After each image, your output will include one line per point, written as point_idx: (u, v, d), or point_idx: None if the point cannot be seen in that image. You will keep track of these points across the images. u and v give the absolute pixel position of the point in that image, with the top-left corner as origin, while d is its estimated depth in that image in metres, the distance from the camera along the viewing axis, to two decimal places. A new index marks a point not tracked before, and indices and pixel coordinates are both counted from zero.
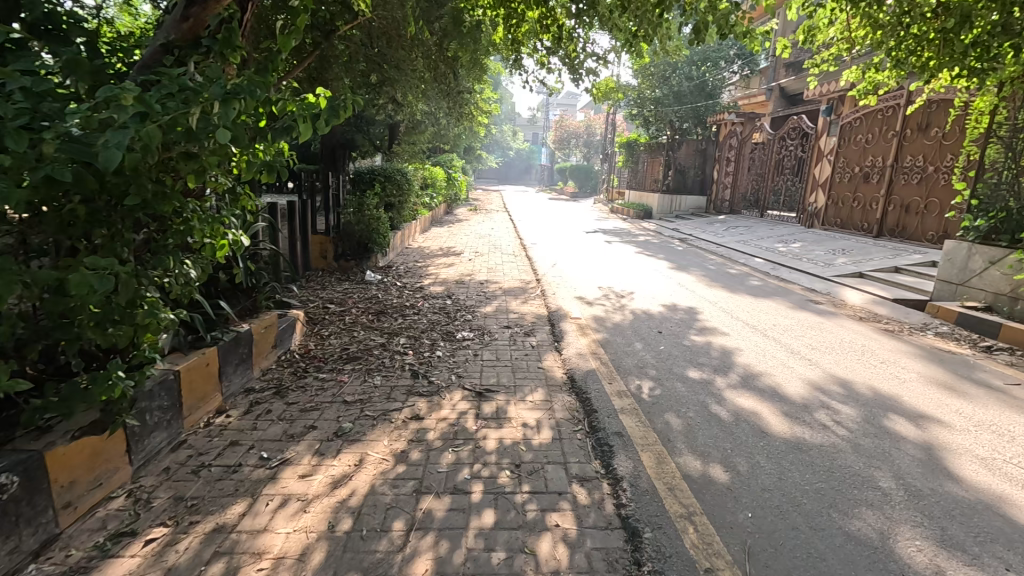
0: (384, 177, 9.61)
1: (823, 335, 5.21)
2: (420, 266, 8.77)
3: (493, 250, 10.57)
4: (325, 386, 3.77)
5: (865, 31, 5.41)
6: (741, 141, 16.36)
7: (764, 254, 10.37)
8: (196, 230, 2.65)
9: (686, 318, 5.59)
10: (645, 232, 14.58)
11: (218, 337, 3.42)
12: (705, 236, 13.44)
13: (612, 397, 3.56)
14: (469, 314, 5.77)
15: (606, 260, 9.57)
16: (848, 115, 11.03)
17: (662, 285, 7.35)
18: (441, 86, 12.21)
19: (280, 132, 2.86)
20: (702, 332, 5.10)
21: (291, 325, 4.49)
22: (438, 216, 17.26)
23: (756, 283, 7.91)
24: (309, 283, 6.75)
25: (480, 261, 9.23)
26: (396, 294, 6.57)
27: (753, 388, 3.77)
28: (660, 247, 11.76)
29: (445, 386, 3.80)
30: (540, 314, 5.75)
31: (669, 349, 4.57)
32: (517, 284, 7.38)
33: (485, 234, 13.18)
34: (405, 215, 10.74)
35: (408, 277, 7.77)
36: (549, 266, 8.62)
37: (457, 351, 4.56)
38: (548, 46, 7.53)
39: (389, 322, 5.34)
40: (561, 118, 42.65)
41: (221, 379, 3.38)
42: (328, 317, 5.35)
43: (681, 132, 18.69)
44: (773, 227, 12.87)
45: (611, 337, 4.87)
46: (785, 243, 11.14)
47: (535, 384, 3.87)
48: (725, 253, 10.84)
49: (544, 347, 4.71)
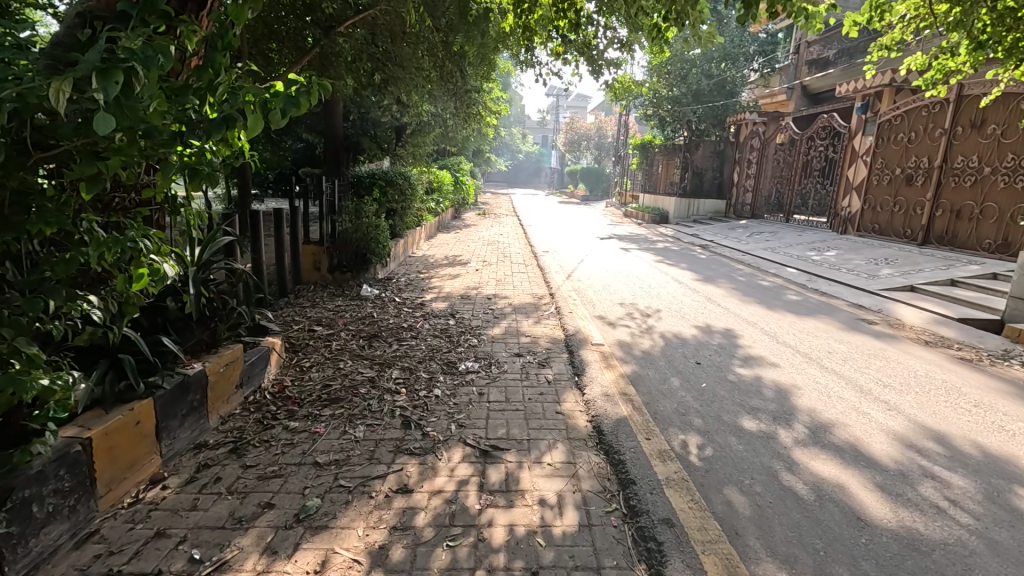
0: (386, 180, 8.95)
1: (892, 365, 4.41)
2: (423, 278, 8.06)
3: (502, 258, 9.86)
4: (295, 441, 3.06)
5: (948, 4, 4.62)
6: (764, 142, 15.51)
7: (797, 264, 9.54)
8: (96, 259, 1.88)
9: (725, 345, 4.82)
10: (663, 238, 13.77)
11: (156, 385, 2.72)
12: (728, 242, 12.60)
13: (651, 459, 2.82)
14: (474, 337, 5.05)
15: (624, 270, 8.79)
16: (887, 113, 10.21)
17: (690, 301, 6.58)
18: (448, 85, 11.57)
19: (217, 125, 2.15)
20: (748, 363, 4.33)
21: (263, 356, 3.81)
22: (445, 221, 16.59)
23: (795, 298, 7.10)
24: (297, 301, 6.08)
25: (488, 272, 8.51)
26: (393, 312, 5.86)
27: (829, 446, 3.00)
28: (682, 255, 10.94)
29: (442, 442, 3.07)
30: (555, 339, 5.01)
31: (713, 388, 3.80)
32: (528, 300, 6.65)
33: (494, 241, 12.47)
34: (408, 221, 10.05)
35: (409, 291, 7.07)
36: (563, 278, 7.88)
37: (459, 389, 3.82)
38: (564, 36, 6.83)
39: (382, 348, 4.63)
40: (572, 120, 41.90)
41: (160, 438, 2.69)
42: (312, 344, 4.65)
43: (699, 133, 17.87)
44: (802, 233, 12.00)
45: (641, 371, 4.12)
46: (817, 250, 10.29)
47: (553, 438, 3.13)
48: (753, 262, 10.02)
49: (562, 383, 3.98)
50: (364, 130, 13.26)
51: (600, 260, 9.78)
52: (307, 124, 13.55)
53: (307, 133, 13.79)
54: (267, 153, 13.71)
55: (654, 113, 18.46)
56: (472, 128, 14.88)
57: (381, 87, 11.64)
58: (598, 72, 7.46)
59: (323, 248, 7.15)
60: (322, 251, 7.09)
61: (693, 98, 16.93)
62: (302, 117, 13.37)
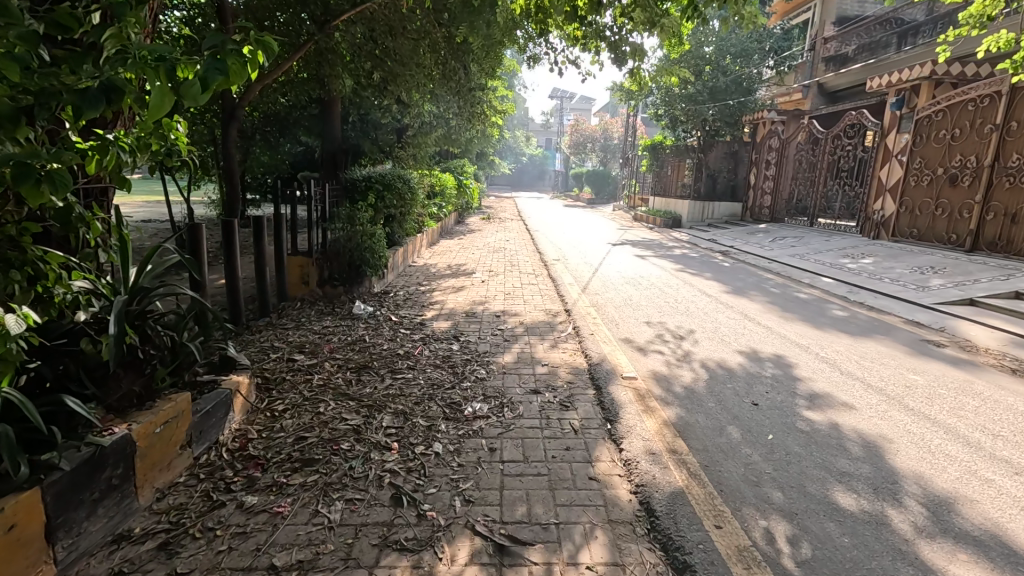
0: (385, 184, 8.22)
1: (991, 404, 3.64)
2: (424, 291, 7.31)
3: (510, 268, 9.12)
4: (249, 529, 2.31)
5: None
6: (783, 142, 14.74)
7: (831, 272, 8.76)
8: None
9: (781, 378, 4.04)
10: (679, 244, 13.00)
11: (53, 465, 1.98)
12: (750, 248, 11.83)
13: (731, 564, 2.06)
14: (482, 368, 4.29)
15: (644, 280, 8.02)
16: (927, 108, 9.45)
17: (726, 318, 5.80)
18: (450, 83, 10.86)
19: (91, 99, 1.44)
20: (816, 404, 3.56)
21: (220, 404, 3.06)
22: (448, 227, 15.88)
23: (841, 313, 6.33)
24: (280, 322, 5.34)
25: (495, 284, 7.77)
26: (388, 334, 5.12)
27: (964, 538, 2.23)
28: (703, 263, 10.18)
29: (443, 530, 2.32)
30: (577, 370, 4.25)
31: (785, 441, 3.03)
32: (542, 317, 5.90)
33: (499, 248, 11.75)
34: (407, 228, 9.34)
35: (407, 307, 6.34)
36: (579, 291, 7.13)
37: (464, 445, 3.07)
38: (583, 20, 6.09)
39: (371, 384, 3.89)
40: (576, 121, 41.13)
41: (54, 539, 1.96)
42: (289, 379, 3.92)
43: (713, 133, 17.10)
44: (830, 238, 11.22)
45: (688, 416, 3.35)
46: (851, 257, 9.50)
47: (588, 522, 2.36)
48: (781, 270, 9.24)
49: (591, 432, 3.22)
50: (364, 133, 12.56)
51: (615, 269, 9.01)
52: (304, 126, 12.88)
53: (304, 136, 13.09)
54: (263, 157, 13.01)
55: (665, 112, 17.69)
56: (477, 129, 14.16)
57: (381, 86, 11.01)
58: (622, 61, 6.72)
59: (313, 259, 6.40)
60: (312, 263, 6.34)
61: (709, 96, 16.12)
62: (300, 119, 12.70)
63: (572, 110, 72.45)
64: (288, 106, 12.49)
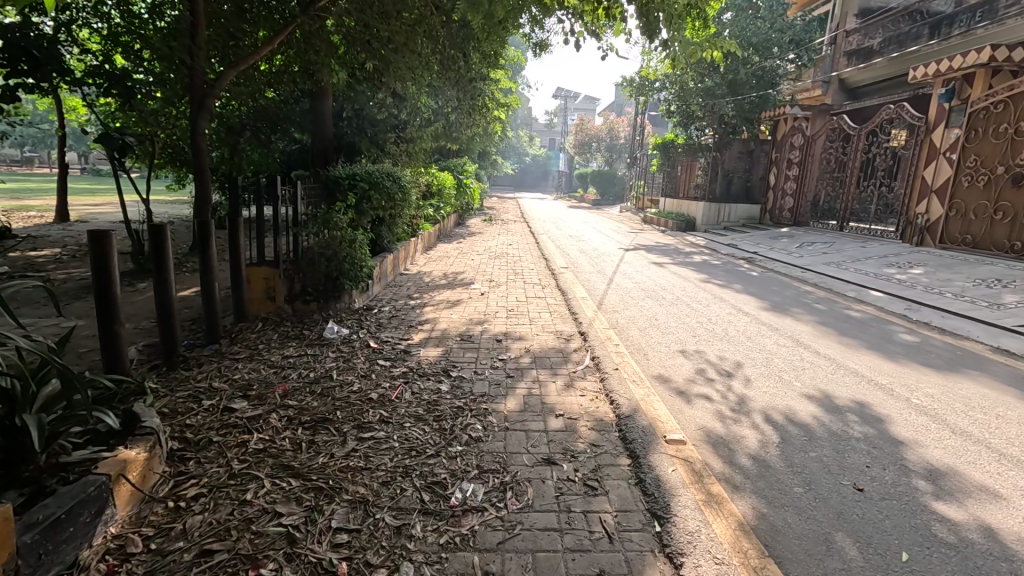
0: (372, 182, 7.23)
1: None
2: (414, 307, 6.31)
3: (513, 277, 8.11)
4: None
5: None
6: (808, 140, 13.72)
7: (878, 283, 7.74)
8: None
9: (877, 441, 3.02)
10: (697, 249, 11.95)
11: None
12: (775, 254, 10.81)
13: None
14: (478, 423, 3.27)
15: (667, 293, 7.01)
16: (984, 100, 8.43)
17: (777, 346, 4.78)
18: (450, 74, 9.92)
19: None
20: (946, 489, 2.54)
21: (85, 501, 2.06)
22: (447, 229, 14.88)
23: (909, 336, 5.32)
24: (231, 351, 4.34)
25: (496, 297, 6.78)
26: (362, 368, 4.12)
27: None
28: (727, 272, 9.16)
29: None
30: (604, 427, 3.23)
31: (932, 565, 2.02)
32: (552, 343, 4.88)
33: (501, 253, 10.78)
34: (399, 232, 8.36)
35: (392, 327, 5.35)
36: (593, 307, 6.13)
37: (447, 569, 2.05)
38: None
39: (327, 450, 2.89)
40: (581, 121, 39.94)
41: None
42: (215, 442, 2.91)
43: (730, 131, 16.04)
44: (866, 244, 10.18)
45: (771, 513, 2.34)
46: (896, 267, 8.47)
47: None
48: (818, 280, 8.23)
49: (635, 541, 2.20)
50: (357, 129, 11.50)
51: (631, 279, 8.02)
52: (295, 120, 11.98)
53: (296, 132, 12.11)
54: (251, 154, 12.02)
55: (679, 108, 16.60)
56: (478, 125, 13.16)
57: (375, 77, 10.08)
58: (654, 32, 5.65)
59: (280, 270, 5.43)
60: (279, 275, 5.37)
61: (728, 90, 15.00)
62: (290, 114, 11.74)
63: (576, 110, 71.43)
64: (277, 99, 11.53)
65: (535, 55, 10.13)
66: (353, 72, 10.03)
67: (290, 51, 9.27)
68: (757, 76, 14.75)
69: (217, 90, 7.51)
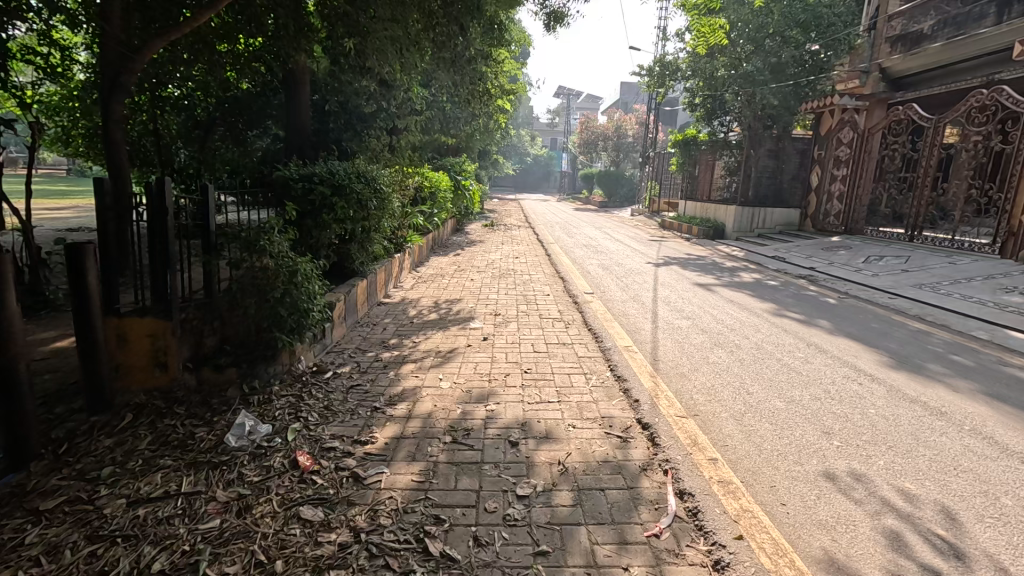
0: (333, 187, 5.39)
1: None
2: (387, 366, 4.39)
3: (526, 309, 6.26)
4: None
5: None
6: (862, 135, 11.89)
7: (1010, 317, 5.85)
8: None
9: None
10: (739, 263, 10.08)
11: None
12: (839, 271, 8.90)
13: None
14: None
15: (738, 337, 5.14)
16: None
17: (979, 460, 2.87)
18: (445, 55, 8.04)
19: None
20: None
21: None
22: (442, 237, 12.96)
23: None
24: (39, 493, 2.45)
25: (506, 345, 4.91)
26: (262, 538, 2.21)
27: None
28: (793, 297, 7.25)
29: None
30: None
31: None
32: (601, 453, 2.99)
33: (509, 270, 8.95)
34: (378, 249, 6.50)
35: (347, 414, 3.44)
36: (643, 366, 4.25)
37: None
38: None
39: None
40: (586, 119, 38.02)
41: None
42: None
43: (765, 126, 14.02)
44: (957, 261, 8.28)
45: None
46: (1018, 293, 6.58)
47: None
48: (924, 312, 6.31)
49: None
50: (348, 127, 9.37)
51: (680, 310, 6.16)
52: (272, 115, 9.87)
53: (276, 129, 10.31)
54: (223, 153, 10.09)
55: (705, 100, 14.73)
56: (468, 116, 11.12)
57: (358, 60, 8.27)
58: None
59: (175, 321, 3.52)
60: (174, 331, 3.46)
61: (771, 74, 12.86)
62: (266, 107, 9.77)
63: (579, 109, 69.54)
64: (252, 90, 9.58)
65: (548, 28, 8.25)
66: (333, 54, 8.25)
67: (257, 36, 7.38)
68: (802, 61, 12.69)
69: (139, 64, 5.65)
